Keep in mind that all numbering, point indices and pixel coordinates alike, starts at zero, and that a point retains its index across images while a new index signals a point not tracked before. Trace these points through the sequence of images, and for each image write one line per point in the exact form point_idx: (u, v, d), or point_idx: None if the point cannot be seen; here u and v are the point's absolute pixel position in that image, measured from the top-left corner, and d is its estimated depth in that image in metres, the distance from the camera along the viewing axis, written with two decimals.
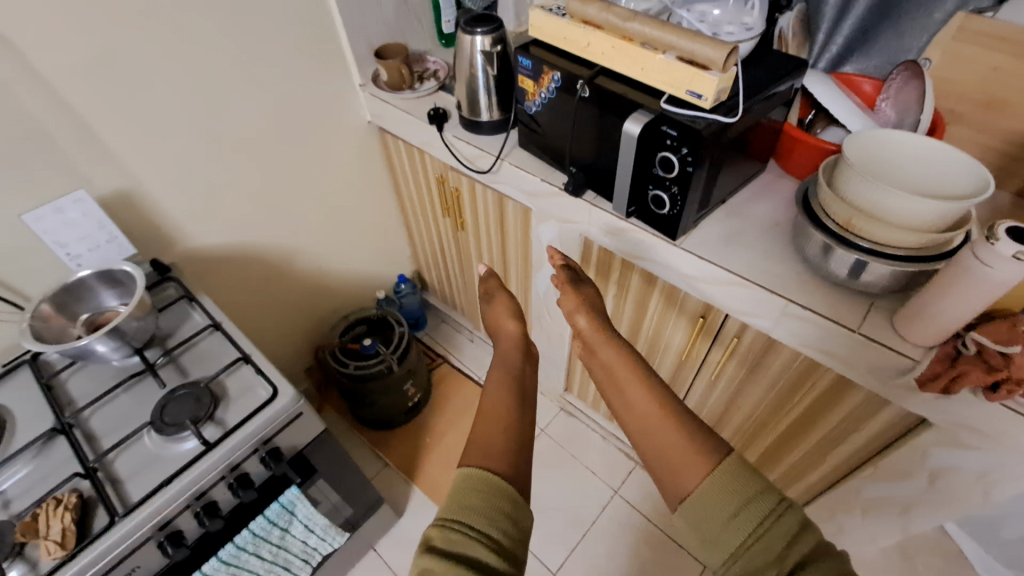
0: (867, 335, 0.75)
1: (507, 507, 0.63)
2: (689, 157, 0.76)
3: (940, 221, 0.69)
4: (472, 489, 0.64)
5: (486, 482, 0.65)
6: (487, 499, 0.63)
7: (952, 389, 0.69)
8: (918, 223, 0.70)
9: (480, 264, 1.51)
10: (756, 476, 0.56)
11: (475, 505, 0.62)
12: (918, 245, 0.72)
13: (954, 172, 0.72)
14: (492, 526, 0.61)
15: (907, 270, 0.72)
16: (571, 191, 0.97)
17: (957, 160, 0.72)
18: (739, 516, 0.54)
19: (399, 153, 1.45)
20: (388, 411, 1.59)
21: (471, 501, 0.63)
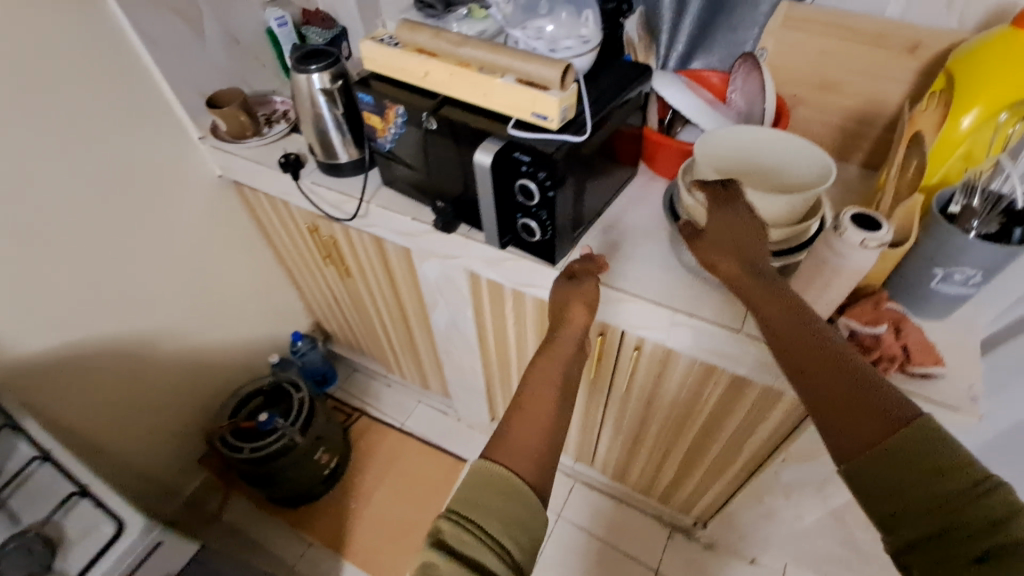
0: (751, 334, 0.75)
1: (527, 502, 0.57)
2: (547, 182, 0.72)
3: (794, 213, 0.70)
4: (489, 486, 0.56)
5: (501, 477, 0.57)
6: (504, 502, 0.56)
7: None
8: (777, 218, 0.70)
9: (376, 309, 1.40)
10: (957, 441, 0.47)
11: (492, 506, 0.55)
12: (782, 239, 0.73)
13: (800, 157, 0.74)
14: (504, 531, 0.54)
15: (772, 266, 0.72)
16: (441, 228, 0.90)
17: (799, 145, 0.74)
18: (922, 495, 0.47)
19: (262, 205, 1.31)
20: (304, 485, 1.43)
21: (486, 498, 0.56)
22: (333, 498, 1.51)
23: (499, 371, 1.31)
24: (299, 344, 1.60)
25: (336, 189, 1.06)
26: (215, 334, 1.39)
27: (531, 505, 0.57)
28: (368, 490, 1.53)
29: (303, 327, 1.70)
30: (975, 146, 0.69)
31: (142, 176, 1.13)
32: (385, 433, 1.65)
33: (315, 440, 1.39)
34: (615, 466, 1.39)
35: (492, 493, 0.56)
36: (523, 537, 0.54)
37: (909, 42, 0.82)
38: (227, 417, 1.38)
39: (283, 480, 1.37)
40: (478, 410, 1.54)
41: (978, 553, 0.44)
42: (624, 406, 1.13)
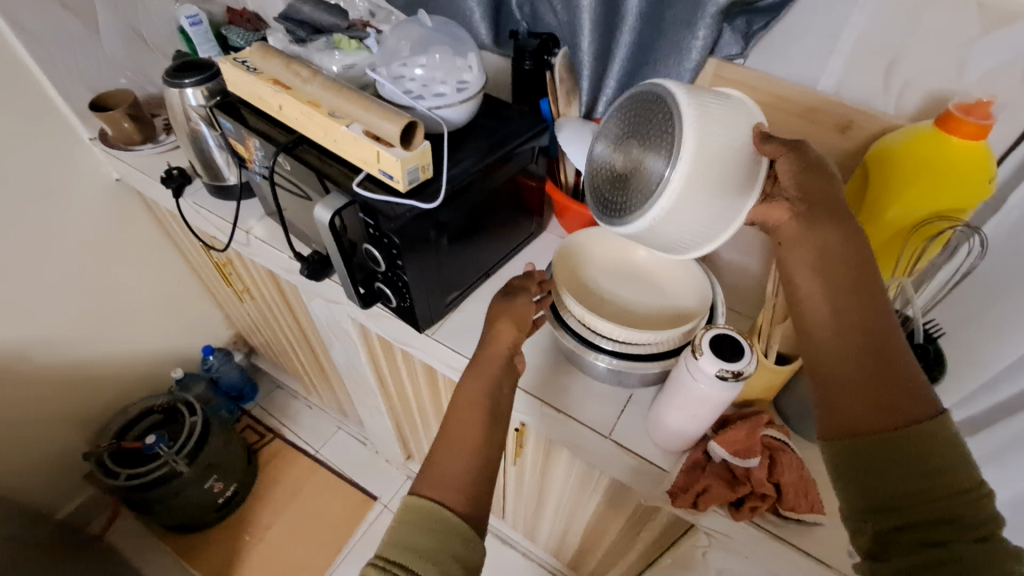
0: (620, 441, 0.64)
1: (465, 531, 0.48)
2: (394, 250, 0.63)
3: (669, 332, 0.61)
4: (415, 521, 0.48)
5: (430, 506, 0.48)
6: (434, 538, 0.47)
7: (700, 506, 0.58)
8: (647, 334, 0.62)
9: (284, 332, 1.30)
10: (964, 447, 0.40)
11: (419, 542, 0.46)
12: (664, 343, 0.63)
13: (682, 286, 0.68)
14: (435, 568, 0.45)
15: (645, 371, 0.63)
16: (307, 275, 0.80)
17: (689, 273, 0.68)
18: (921, 471, 0.39)
19: (165, 214, 1.22)
20: (192, 514, 1.34)
21: (413, 534, 0.47)
22: (227, 528, 1.42)
23: (404, 413, 1.22)
24: (209, 359, 1.50)
25: (219, 213, 0.96)
26: (108, 345, 1.30)
27: (469, 537, 0.48)
28: (267, 522, 1.44)
29: (223, 339, 1.60)
30: (891, 257, 0.63)
31: (16, 179, 1.03)
32: (295, 459, 1.55)
33: (206, 468, 1.29)
34: (525, 525, 1.29)
35: (421, 526, 0.47)
36: (459, 570, 0.45)
37: (841, 121, 0.73)
38: (111, 437, 1.29)
39: (165, 509, 1.28)
40: (392, 447, 1.43)
41: (979, 533, 0.37)
42: (523, 473, 1.03)
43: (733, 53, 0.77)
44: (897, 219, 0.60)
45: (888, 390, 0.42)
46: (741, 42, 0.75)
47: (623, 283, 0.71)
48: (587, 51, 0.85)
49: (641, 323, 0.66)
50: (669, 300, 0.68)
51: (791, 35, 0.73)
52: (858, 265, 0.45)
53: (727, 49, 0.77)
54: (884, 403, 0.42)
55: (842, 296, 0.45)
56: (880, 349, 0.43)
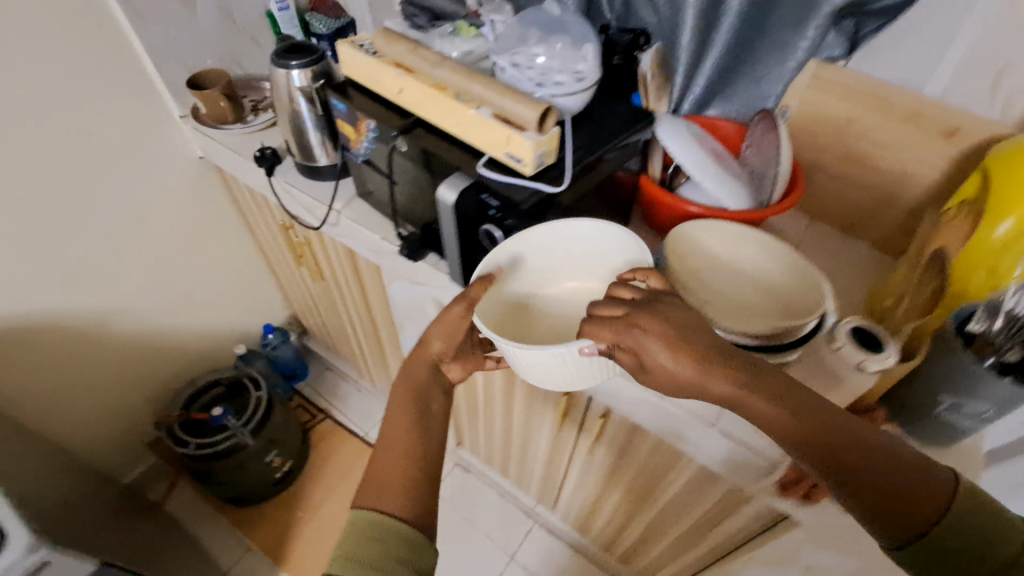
0: (728, 429, 0.64)
1: (410, 537, 0.52)
2: (515, 231, 0.64)
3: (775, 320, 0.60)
4: (359, 533, 0.51)
5: (376, 518, 0.52)
6: (376, 547, 0.50)
7: (812, 496, 0.62)
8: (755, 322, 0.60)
9: (348, 315, 1.34)
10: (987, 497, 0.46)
11: (363, 554, 0.50)
12: (773, 331, 0.61)
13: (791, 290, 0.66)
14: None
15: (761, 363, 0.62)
16: (406, 255, 0.82)
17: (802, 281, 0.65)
18: (975, 541, 0.44)
19: (243, 193, 1.24)
20: (250, 487, 1.37)
21: (356, 547, 0.50)
22: (280, 504, 1.46)
23: (465, 400, 1.23)
24: (269, 337, 1.54)
25: (309, 194, 0.98)
26: (179, 319, 1.35)
27: (413, 542, 0.52)
28: (319, 500, 1.47)
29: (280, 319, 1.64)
30: (984, 287, 0.60)
31: (111, 154, 1.07)
32: (346, 440, 1.59)
33: (267, 443, 1.33)
34: (577, 517, 1.30)
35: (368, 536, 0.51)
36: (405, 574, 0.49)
37: (947, 125, 0.72)
38: (179, 407, 1.33)
39: (226, 480, 1.32)
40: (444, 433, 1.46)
41: None
42: (590, 463, 1.04)
43: (835, 55, 0.79)
44: (1004, 236, 0.57)
45: (896, 493, 0.45)
46: (847, 43, 0.77)
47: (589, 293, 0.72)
48: (686, 47, 0.85)
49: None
50: (770, 296, 0.67)
51: (902, 39, 0.73)
52: (776, 385, 0.50)
53: (830, 51, 0.79)
54: (899, 510, 0.45)
55: (785, 417, 0.48)
56: (852, 457, 0.47)
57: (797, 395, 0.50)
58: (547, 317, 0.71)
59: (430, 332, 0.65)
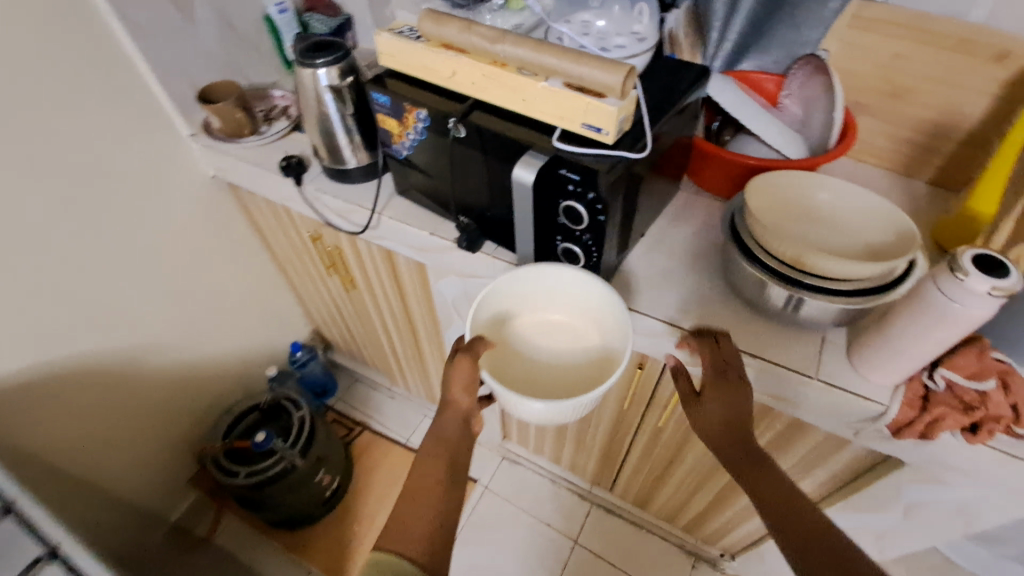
0: (829, 380, 0.64)
1: None
2: (598, 204, 0.62)
3: (870, 270, 0.60)
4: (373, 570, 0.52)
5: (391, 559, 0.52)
6: None
7: (931, 434, 0.59)
8: (849, 272, 0.61)
9: (381, 321, 1.30)
10: None
11: None
12: (867, 277, 0.62)
13: (879, 232, 0.64)
14: None
15: (863, 305, 0.61)
16: (466, 247, 0.82)
17: (889, 223, 0.64)
18: None
19: (260, 209, 1.20)
20: (302, 509, 1.34)
21: None
22: (333, 522, 1.42)
23: None
24: (298, 355, 1.50)
25: (344, 197, 0.95)
26: (207, 346, 1.30)
27: None
28: (372, 513, 1.44)
29: (303, 335, 1.59)
30: None
31: (125, 180, 1.01)
32: (387, 449, 1.55)
33: (317, 461, 1.30)
34: (638, 493, 1.29)
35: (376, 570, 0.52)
36: None
37: (997, 50, 0.73)
38: (220, 437, 1.29)
39: (279, 504, 1.28)
40: (489, 428, 1.44)
41: None
42: (657, 436, 1.03)
43: None
44: None
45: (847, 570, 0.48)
46: None
47: (565, 333, 0.70)
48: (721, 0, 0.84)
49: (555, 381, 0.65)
50: (859, 234, 0.65)
51: None
52: (750, 450, 0.57)
53: None
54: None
55: (745, 468, 0.57)
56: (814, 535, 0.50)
57: (763, 480, 0.56)
58: (516, 335, 0.69)
59: (448, 384, 0.63)
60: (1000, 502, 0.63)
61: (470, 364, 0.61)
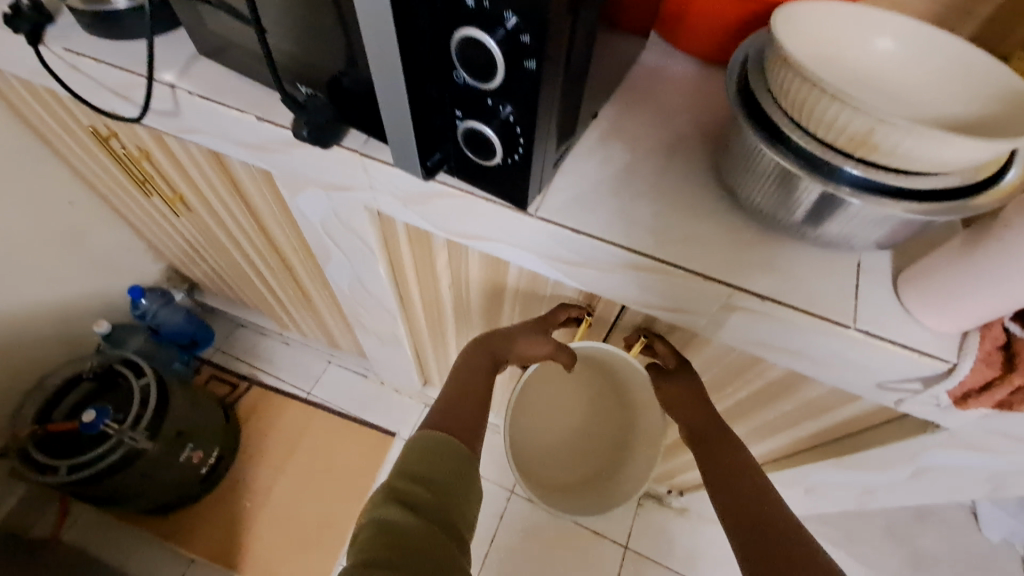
0: (869, 331, 0.43)
1: (456, 448, 0.53)
2: (525, 39, 0.33)
3: (973, 158, 0.36)
4: (426, 454, 0.51)
5: (440, 437, 0.53)
6: (443, 467, 0.50)
7: (1015, 404, 0.41)
8: (939, 161, 0.36)
9: (243, 254, 0.97)
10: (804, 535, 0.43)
11: (422, 474, 0.49)
12: (960, 170, 0.38)
13: (965, 108, 0.41)
14: (438, 502, 0.48)
15: (956, 216, 0.38)
16: (311, 140, 0.49)
17: (985, 95, 0.40)
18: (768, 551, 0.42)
19: (16, 95, 0.78)
20: (170, 493, 1.06)
21: (420, 466, 0.50)
22: (219, 499, 1.16)
23: (430, 337, 0.96)
24: (140, 303, 1.14)
25: (115, 61, 0.58)
26: None
27: (460, 456, 0.52)
28: (268, 482, 1.19)
29: (153, 275, 1.22)
30: None
31: None
32: (283, 406, 1.28)
33: (177, 437, 1.01)
34: None
35: (429, 451, 0.51)
36: (449, 504, 0.48)
37: None
38: (31, 421, 0.94)
39: (133, 495, 0.99)
40: (405, 376, 1.19)
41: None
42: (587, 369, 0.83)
43: None
44: None
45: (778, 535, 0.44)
46: None
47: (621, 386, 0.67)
48: None
49: (549, 442, 0.75)
50: (936, 108, 0.41)
51: None
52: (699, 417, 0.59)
53: None
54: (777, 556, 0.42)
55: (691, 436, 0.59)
56: (756, 499, 0.48)
57: (722, 452, 0.55)
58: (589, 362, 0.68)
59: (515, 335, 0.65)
60: None
61: (546, 347, 0.64)
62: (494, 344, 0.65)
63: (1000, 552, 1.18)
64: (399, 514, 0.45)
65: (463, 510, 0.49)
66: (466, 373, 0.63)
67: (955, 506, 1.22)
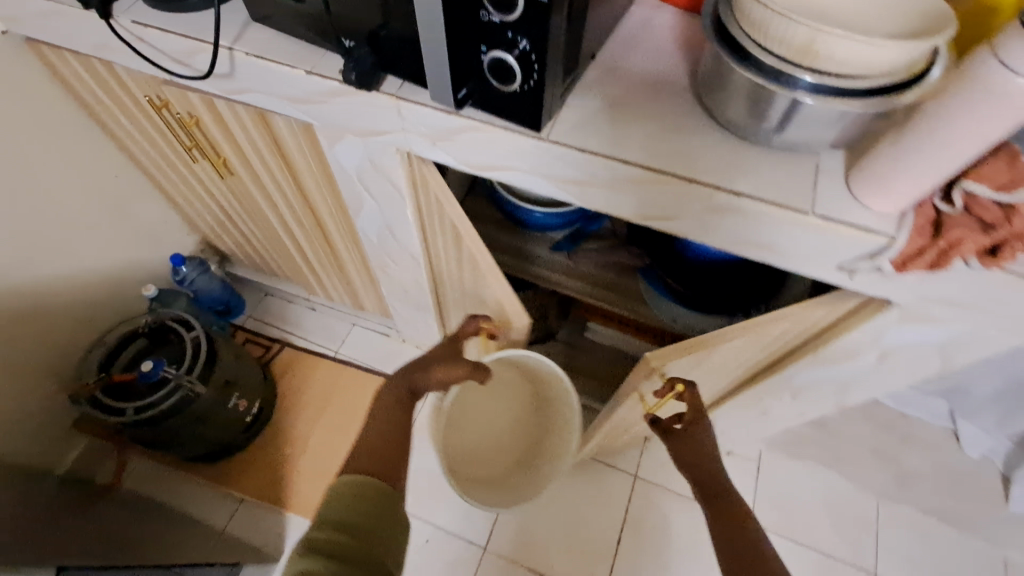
0: (825, 216, 0.53)
1: (378, 487, 0.59)
2: None
3: (898, 57, 0.45)
4: (350, 495, 0.57)
5: (360, 479, 0.59)
6: (363, 504, 0.57)
7: (942, 264, 0.50)
8: (871, 62, 0.45)
9: (277, 216, 1.06)
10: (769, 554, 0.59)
11: (345, 515, 0.55)
12: (890, 70, 0.47)
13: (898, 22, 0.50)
14: (355, 535, 0.53)
15: (888, 108, 0.48)
16: (357, 82, 0.59)
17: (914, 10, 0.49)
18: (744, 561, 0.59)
19: (75, 74, 0.87)
20: (220, 439, 1.17)
21: (345, 506, 0.56)
22: (262, 448, 1.27)
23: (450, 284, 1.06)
24: (181, 270, 1.24)
25: (177, 30, 0.67)
26: (48, 265, 1.02)
27: (379, 490, 0.59)
28: (305, 432, 1.30)
29: (189, 247, 1.32)
30: None
31: None
32: (314, 364, 1.39)
33: (225, 385, 1.11)
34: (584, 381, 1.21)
35: (355, 497, 0.57)
36: (369, 533, 0.54)
37: None
38: (95, 373, 1.05)
39: (189, 438, 1.10)
40: (426, 329, 1.29)
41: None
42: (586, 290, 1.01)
43: None
44: None
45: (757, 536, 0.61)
46: None
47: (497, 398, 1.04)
48: None
49: (479, 452, 1.00)
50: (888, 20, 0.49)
51: None
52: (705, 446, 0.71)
53: None
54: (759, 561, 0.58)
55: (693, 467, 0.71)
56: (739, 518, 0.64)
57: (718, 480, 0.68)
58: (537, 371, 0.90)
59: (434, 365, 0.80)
60: (987, 332, 0.57)
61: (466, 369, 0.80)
62: (412, 374, 0.78)
63: (980, 467, 1.28)
64: (325, 564, 0.50)
65: (387, 542, 0.54)
66: (389, 403, 0.74)
67: (935, 427, 1.33)
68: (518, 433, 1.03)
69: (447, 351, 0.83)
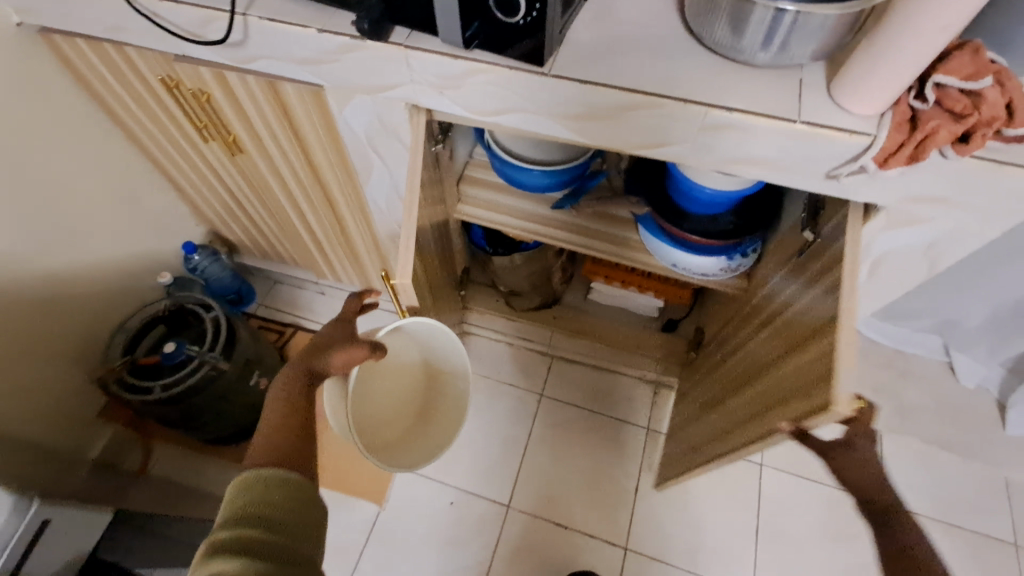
0: (811, 122, 0.57)
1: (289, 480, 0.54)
2: None
3: None
4: (263, 490, 0.52)
5: (272, 473, 0.54)
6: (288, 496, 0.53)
7: (920, 156, 0.55)
8: None
9: (285, 194, 1.10)
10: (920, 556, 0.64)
11: (268, 509, 0.51)
12: None
13: None
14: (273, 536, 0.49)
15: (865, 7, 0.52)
16: (368, 31, 0.63)
17: None
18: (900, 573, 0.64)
19: (85, 61, 0.90)
20: (242, 418, 1.20)
21: (260, 504, 0.51)
22: None
23: None
24: (193, 258, 1.27)
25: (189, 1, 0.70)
26: (66, 255, 1.05)
27: (298, 483, 0.54)
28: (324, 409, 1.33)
29: (197, 237, 1.35)
30: None
31: None
32: None
33: (245, 363, 1.15)
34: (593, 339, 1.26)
35: (274, 492, 0.52)
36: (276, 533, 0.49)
37: None
38: (119, 356, 1.08)
39: (213, 416, 1.13)
40: None
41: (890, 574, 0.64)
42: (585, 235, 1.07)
43: None
44: None
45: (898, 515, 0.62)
46: None
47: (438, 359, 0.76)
48: None
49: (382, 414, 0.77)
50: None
51: None
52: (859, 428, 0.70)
53: None
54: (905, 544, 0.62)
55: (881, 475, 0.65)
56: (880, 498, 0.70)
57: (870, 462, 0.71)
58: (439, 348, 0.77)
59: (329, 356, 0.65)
60: (967, 228, 0.62)
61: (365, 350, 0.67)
62: (309, 357, 0.66)
63: (977, 396, 1.33)
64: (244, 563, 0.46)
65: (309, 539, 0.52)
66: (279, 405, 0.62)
67: (933, 362, 1.37)
68: (414, 395, 0.81)
69: (338, 335, 0.70)
